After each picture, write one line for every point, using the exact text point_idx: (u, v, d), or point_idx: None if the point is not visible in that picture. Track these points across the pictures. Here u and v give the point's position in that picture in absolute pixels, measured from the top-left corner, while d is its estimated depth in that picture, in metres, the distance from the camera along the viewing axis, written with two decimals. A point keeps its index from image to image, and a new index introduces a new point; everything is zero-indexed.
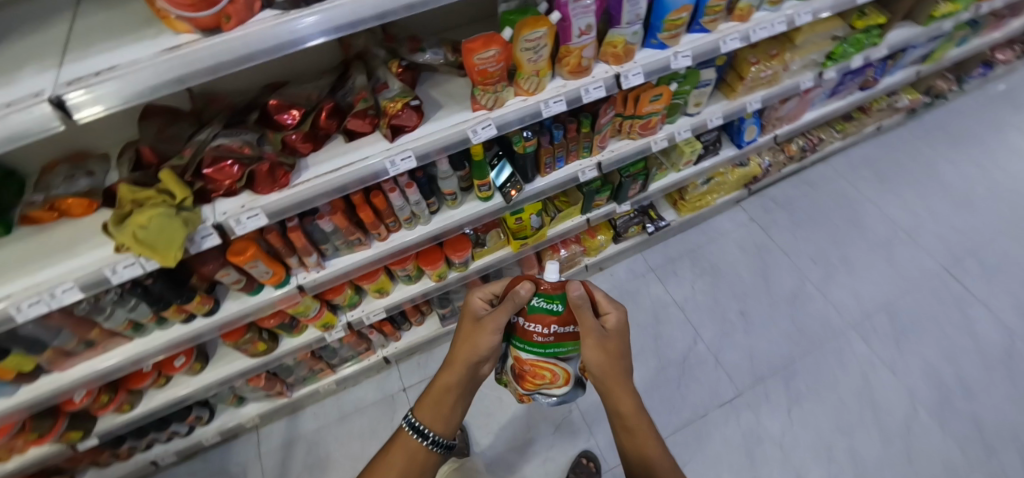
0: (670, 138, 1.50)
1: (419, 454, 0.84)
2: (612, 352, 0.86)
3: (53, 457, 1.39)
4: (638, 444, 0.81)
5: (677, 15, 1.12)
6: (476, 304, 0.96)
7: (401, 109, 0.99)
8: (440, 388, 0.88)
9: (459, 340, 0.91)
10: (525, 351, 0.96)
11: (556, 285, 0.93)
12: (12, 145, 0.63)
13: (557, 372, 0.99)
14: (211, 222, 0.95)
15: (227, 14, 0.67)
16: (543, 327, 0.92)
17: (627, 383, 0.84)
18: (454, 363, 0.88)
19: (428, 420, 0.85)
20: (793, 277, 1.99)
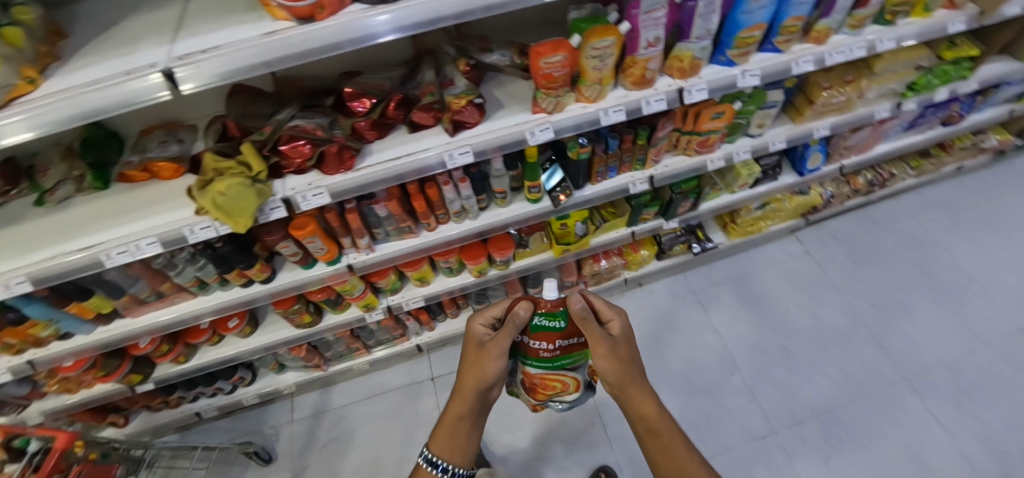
0: (728, 157, 1.46)
1: None
2: (623, 358, 0.84)
3: (117, 395, 1.54)
4: (665, 445, 0.78)
5: (749, 33, 1.10)
6: (477, 330, 0.94)
7: (464, 105, 1.03)
8: (452, 419, 0.86)
9: (464, 369, 0.88)
10: (533, 366, 0.98)
11: (556, 302, 0.91)
12: (130, 107, 0.72)
13: (566, 381, 1.02)
14: (280, 196, 1.02)
15: (322, 5, 0.72)
16: (549, 343, 0.94)
17: (644, 386, 0.81)
18: (461, 393, 0.85)
19: (444, 453, 0.83)
20: (845, 317, 1.89)
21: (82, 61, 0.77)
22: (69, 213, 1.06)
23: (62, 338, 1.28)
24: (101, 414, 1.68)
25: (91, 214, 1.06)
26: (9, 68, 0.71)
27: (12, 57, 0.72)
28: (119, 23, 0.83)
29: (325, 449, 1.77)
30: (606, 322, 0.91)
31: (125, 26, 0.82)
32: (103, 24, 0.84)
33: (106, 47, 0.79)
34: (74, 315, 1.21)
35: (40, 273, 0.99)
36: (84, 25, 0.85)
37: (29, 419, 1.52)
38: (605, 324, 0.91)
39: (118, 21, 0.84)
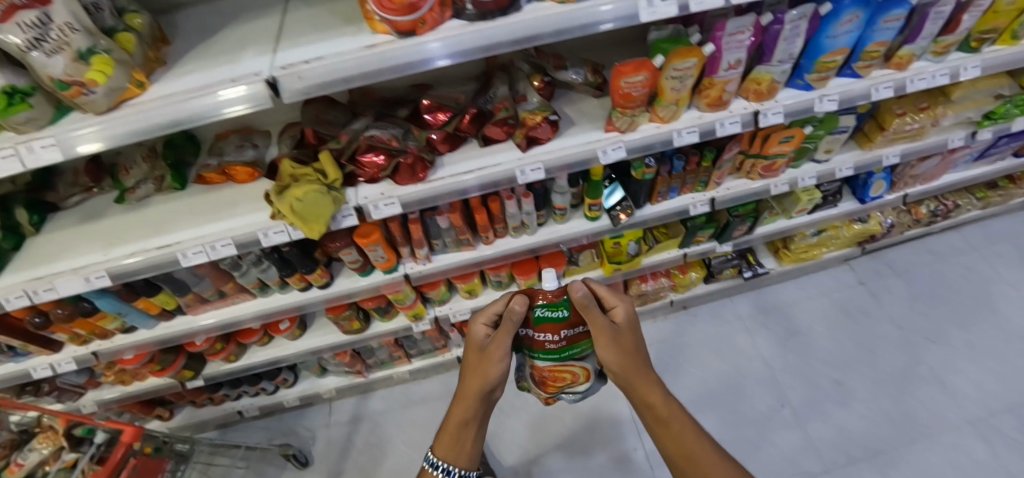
0: (793, 183, 1.42)
1: None
2: (627, 347, 0.79)
3: (167, 389, 1.57)
4: (674, 435, 0.72)
5: (831, 58, 1.07)
6: (478, 332, 0.89)
7: (540, 122, 1.03)
8: (456, 423, 0.82)
9: (465, 373, 0.84)
10: (539, 358, 0.94)
11: (557, 292, 0.87)
12: (233, 113, 0.75)
13: (576, 370, 0.97)
14: (353, 204, 1.03)
15: (424, 20, 0.73)
16: (555, 334, 0.89)
17: (648, 374, 0.75)
18: (464, 397, 0.81)
19: (450, 457, 0.81)
20: (903, 354, 1.79)
21: (187, 67, 0.80)
22: (149, 211, 1.10)
23: (126, 332, 1.32)
24: (149, 406, 1.71)
25: (169, 213, 1.09)
26: (121, 72, 0.74)
27: (126, 62, 0.75)
28: (220, 31, 0.86)
29: (361, 456, 1.75)
30: (610, 311, 0.86)
31: (225, 34, 0.85)
32: (203, 32, 0.88)
33: (209, 54, 0.82)
34: (140, 310, 1.24)
35: (119, 269, 1.02)
36: (185, 32, 0.89)
37: (84, 407, 1.56)
38: (609, 313, 0.86)
39: (218, 29, 0.87)
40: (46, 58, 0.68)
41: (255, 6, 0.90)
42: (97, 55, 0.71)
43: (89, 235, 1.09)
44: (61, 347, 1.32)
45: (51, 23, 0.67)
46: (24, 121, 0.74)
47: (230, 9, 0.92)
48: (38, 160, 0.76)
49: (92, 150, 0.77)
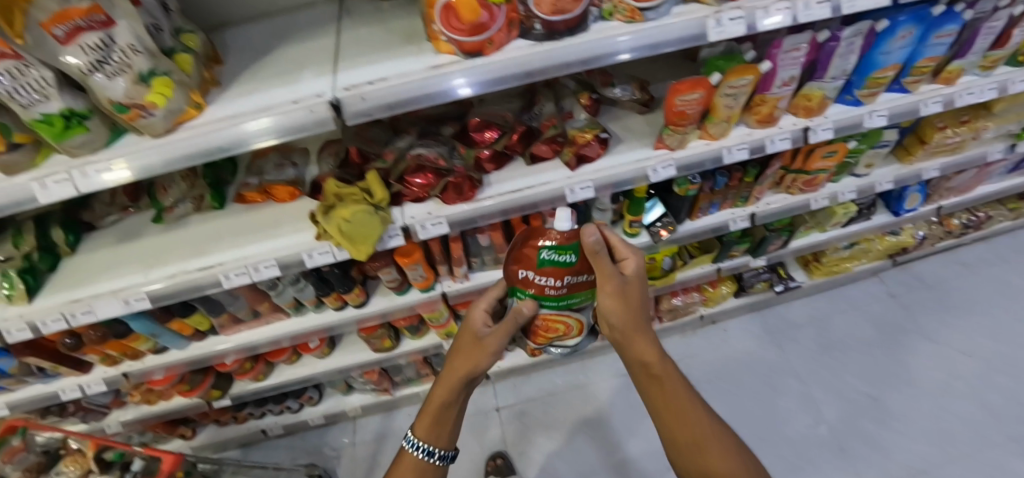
0: (833, 197, 1.40)
1: (425, 468, 0.83)
2: (632, 304, 0.73)
3: (192, 409, 1.54)
4: (665, 393, 0.71)
5: (884, 73, 1.05)
6: (476, 320, 0.90)
7: (590, 140, 1.01)
8: (438, 404, 0.84)
9: (456, 354, 0.86)
10: (534, 305, 0.85)
11: (568, 234, 0.78)
12: (293, 137, 0.73)
13: (570, 321, 0.88)
14: (399, 224, 1.01)
15: (492, 40, 0.72)
16: (558, 281, 0.81)
17: (648, 331, 0.72)
18: (447, 381, 0.82)
19: (429, 435, 0.83)
20: (939, 369, 1.74)
21: (243, 87, 0.79)
22: (189, 232, 1.09)
23: (157, 352, 1.29)
24: (172, 426, 1.68)
25: (210, 234, 1.07)
26: (179, 94, 0.72)
27: (185, 83, 0.73)
28: (274, 50, 0.85)
29: None
30: (621, 261, 0.79)
31: (279, 53, 0.84)
32: (256, 51, 0.86)
33: (265, 74, 0.80)
34: (174, 331, 1.22)
35: (160, 291, 1.00)
36: (236, 51, 0.87)
37: (109, 427, 1.53)
38: (619, 263, 0.79)
39: (272, 49, 0.85)
40: (107, 80, 0.66)
41: (307, 25, 0.89)
42: (158, 77, 0.70)
43: (127, 256, 1.08)
44: (91, 368, 1.29)
45: (114, 45, 0.65)
46: (79, 144, 0.72)
47: (281, 27, 0.91)
48: (92, 184, 0.75)
49: (120, 179, 0.75)
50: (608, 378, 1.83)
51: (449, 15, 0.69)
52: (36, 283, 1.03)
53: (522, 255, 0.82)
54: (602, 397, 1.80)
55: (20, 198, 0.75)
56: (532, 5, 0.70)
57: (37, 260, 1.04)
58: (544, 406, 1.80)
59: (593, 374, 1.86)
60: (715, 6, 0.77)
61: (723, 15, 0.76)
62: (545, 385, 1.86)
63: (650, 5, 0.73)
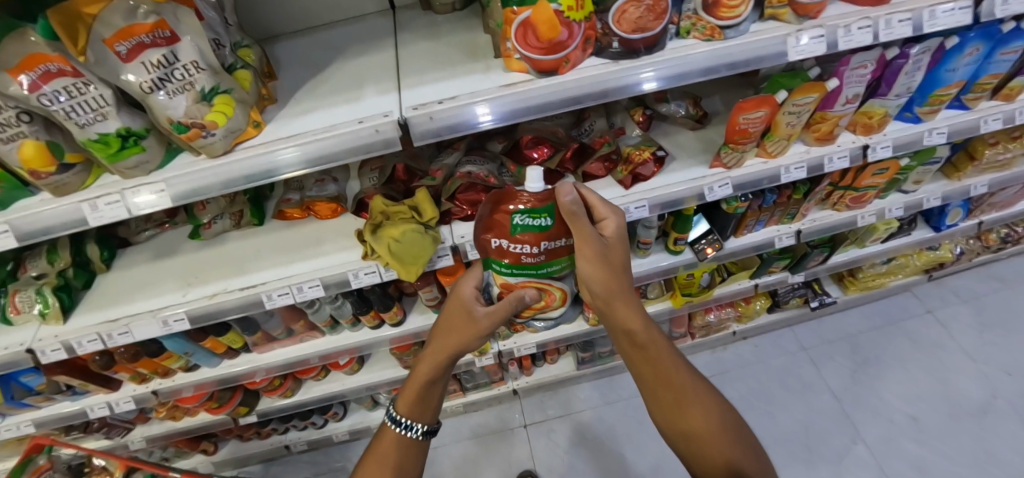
0: (880, 214, 1.35)
1: (409, 446, 0.76)
2: (614, 268, 0.66)
3: (217, 425, 1.50)
4: (651, 360, 0.68)
5: (947, 90, 1.02)
6: (467, 288, 0.73)
7: (647, 158, 0.99)
8: (421, 383, 0.74)
9: (442, 326, 0.74)
10: (509, 275, 0.70)
11: (542, 196, 0.65)
12: (356, 157, 0.71)
13: (551, 292, 0.74)
14: (449, 243, 0.98)
15: (568, 59, 0.69)
16: (535, 247, 0.67)
17: (633, 297, 0.66)
18: (433, 357, 0.73)
19: (412, 413, 0.75)
20: (982, 387, 1.67)
21: (302, 105, 0.77)
22: (229, 248, 1.07)
23: (189, 370, 1.26)
24: (194, 441, 1.64)
25: (251, 251, 1.05)
26: (240, 112, 0.69)
27: (245, 101, 0.70)
28: (328, 67, 0.85)
29: None
30: (598, 223, 0.70)
31: (336, 69, 0.84)
32: (311, 67, 0.85)
33: (324, 92, 0.79)
34: (207, 349, 1.19)
35: (200, 310, 0.97)
36: (289, 65, 0.87)
37: (132, 443, 1.50)
38: (597, 224, 0.71)
39: (327, 65, 0.85)
40: (168, 99, 0.62)
41: (361, 41, 0.90)
42: (219, 95, 0.66)
43: (166, 273, 1.06)
44: (119, 386, 1.27)
45: (177, 62, 0.62)
46: (134, 165, 0.69)
47: (333, 44, 0.91)
48: (140, 206, 0.71)
49: (153, 203, 0.71)
50: (639, 396, 1.78)
51: (527, 33, 0.66)
52: (71, 301, 1.02)
53: (492, 221, 0.68)
54: (633, 415, 1.74)
55: (69, 219, 0.72)
56: (612, 23, 0.68)
57: (72, 276, 1.03)
58: (573, 424, 1.75)
59: (623, 389, 1.81)
60: (796, 24, 0.75)
61: (804, 34, 0.74)
62: (574, 402, 1.81)
63: (731, 23, 0.72)
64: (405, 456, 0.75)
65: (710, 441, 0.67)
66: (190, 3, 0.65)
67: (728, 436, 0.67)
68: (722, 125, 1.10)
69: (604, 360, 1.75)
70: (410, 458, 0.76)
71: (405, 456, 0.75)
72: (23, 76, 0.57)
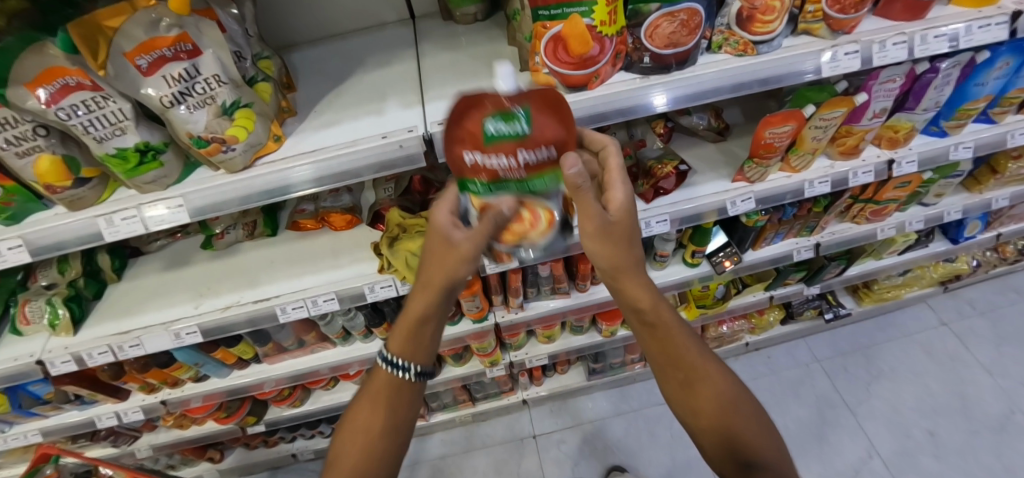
0: (900, 226, 1.31)
1: (402, 389, 0.67)
2: (621, 245, 0.59)
3: (224, 434, 1.48)
4: (660, 339, 0.64)
5: (975, 105, 0.98)
6: (443, 214, 0.61)
7: (669, 172, 0.97)
8: (412, 319, 0.65)
9: (426, 258, 0.63)
10: (487, 196, 0.54)
11: (512, 95, 0.50)
12: (380, 173, 0.70)
13: (540, 217, 0.55)
14: None
15: (597, 74, 0.68)
16: (513, 159, 0.51)
17: (641, 276, 0.61)
18: (421, 290, 0.62)
19: (405, 352, 0.66)
20: (1000, 401, 1.64)
21: (324, 118, 0.76)
22: (241, 259, 1.06)
23: (198, 381, 1.25)
24: (201, 449, 1.63)
25: (265, 262, 1.04)
26: (261, 126, 0.68)
27: (265, 114, 0.69)
28: (348, 79, 0.84)
29: None
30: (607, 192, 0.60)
31: (355, 81, 0.83)
32: (330, 78, 0.84)
33: (345, 105, 0.78)
34: (217, 360, 1.18)
35: (212, 324, 0.96)
36: (307, 75, 0.86)
37: (139, 451, 1.48)
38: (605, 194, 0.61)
39: (346, 76, 0.84)
40: (189, 113, 0.61)
41: (379, 52, 0.89)
42: (240, 109, 0.65)
43: (179, 283, 1.05)
44: (127, 396, 1.26)
45: (198, 76, 0.60)
46: (151, 180, 0.67)
47: (350, 54, 0.90)
48: (158, 221, 0.70)
49: (171, 220, 0.70)
50: (650, 407, 1.76)
51: (557, 47, 0.65)
52: (82, 312, 1.00)
53: (461, 132, 0.51)
54: (644, 426, 1.72)
55: (84, 234, 0.70)
56: (644, 37, 0.67)
57: (83, 285, 1.01)
58: (584, 435, 1.73)
59: (634, 399, 1.79)
60: (831, 40, 0.73)
61: (839, 50, 0.73)
62: (585, 412, 1.78)
63: (764, 38, 0.71)
64: (396, 400, 0.67)
65: (724, 421, 0.63)
66: (212, 15, 0.63)
67: (740, 418, 0.63)
68: (743, 137, 1.09)
69: (615, 370, 1.73)
70: (402, 402, 0.67)
71: (398, 400, 0.67)
72: (41, 90, 0.55)
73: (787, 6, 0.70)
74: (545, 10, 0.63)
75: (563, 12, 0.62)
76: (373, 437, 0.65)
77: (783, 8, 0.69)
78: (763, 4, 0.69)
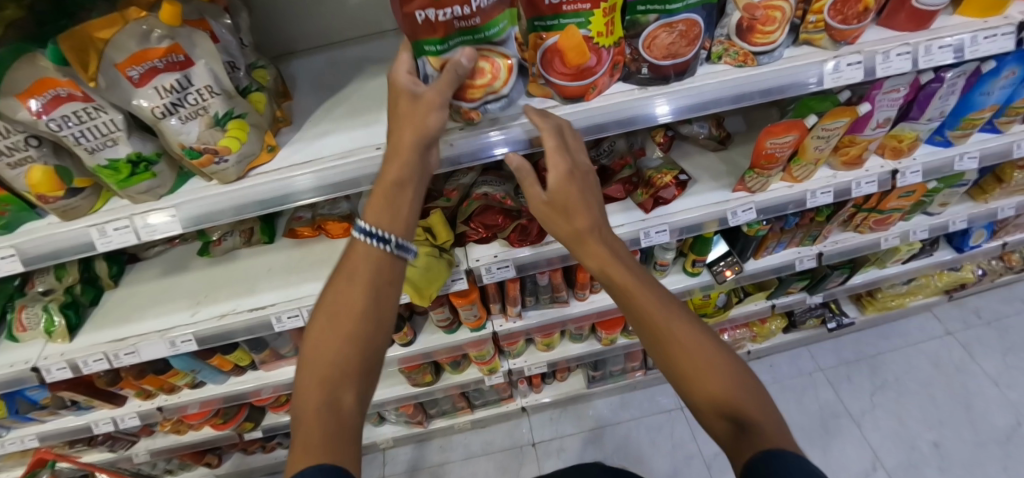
0: (904, 236, 1.29)
1: (383, 267, 0.56)
2: (566, 210, 0.61)
3: (222, 439, 1.48)
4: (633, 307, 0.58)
5: (980, 115, 0.96)
6: (401, 74, 0.59)
7: (669, 182, 0.96)
8: (388, 182, 0.58)
9: (393, 120, 0.59)
10: (446, 52, 0.57)
11: None
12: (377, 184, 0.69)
13: (499, 65, 0.61)
14: (463, 267, 0.96)
15: (595, 85, 0.67)
16: (466, 9, 0.54)
17: (591, 239, 0.60)
18: (394, 149, 0.57)
19: (384, 220, 0.56)
20: (1007, 413, 1.62)
21: (319, 127, 0.75)
22: (238, 266, 1.05)
23: (194, 387, 1.25)
24: (199, 454, 1.62)
25: (261, 269, 1.04)
26: (254, 137, 0.67)
27: (259, 125, 0.68)
28: (344, 87, 0.83)
29: None
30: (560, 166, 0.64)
31: (353, 90, 0.82)
32: (327, 86, 0.84)
33: (342, 114, 0.77)
34: (214, 366, 1.18)
35: (208, 332, 0.96)
36: (304, 83, 0.85)
37: (136, 456, 1.47)
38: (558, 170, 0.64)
39: (343, 84, 0.84)
40: (181, 124, 0.60)
41: (377, 60, 0.88)
42: (233, 120, 0.64)
43: (174, 290, 1.04)
44: (124, 402, 1.26)
45: (190, 87, 0.59)
46: (145, 190, 0.67)
47: (347, 62, 0.89)
48: (152, 232, 0.69)
49: (165, 231, 0.69)
50: (650, 416, 1.74)
51: (553, 58, 0.64)
52: (78, 318, 1.00)
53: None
54: (644, 435, 1.70)
55: (77, 245, 0.70)
56: (642, 48, 0.66)
57: (80, 292, 1.01)
58: (584, 443, 1.71)
59: (634, 408, 1.77)
60: (833, 50, 0.72)
61: (842, 60, 0.71)
62: (584, 420, 1.77)
63: (765, 49, 0.70)
64: (381, 278, 0.56)
65: (694, 385, 0.51)
66: (206, 26, 0.62)
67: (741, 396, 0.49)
68: (745, 146, 1.08)
69: (615, 378, 1.72)
70: (385, 280, 0.56)
71: (381, 277, 0.56)
72: (32, 101, 0.55)
73: (789, 16, 0.68)
74: (540, 21, 0.61)
75: (559, 22, 0.60)
76: (357, 322, 0.52)
77: (784, 18, 0.68)
78: (764, 14, 0.67)
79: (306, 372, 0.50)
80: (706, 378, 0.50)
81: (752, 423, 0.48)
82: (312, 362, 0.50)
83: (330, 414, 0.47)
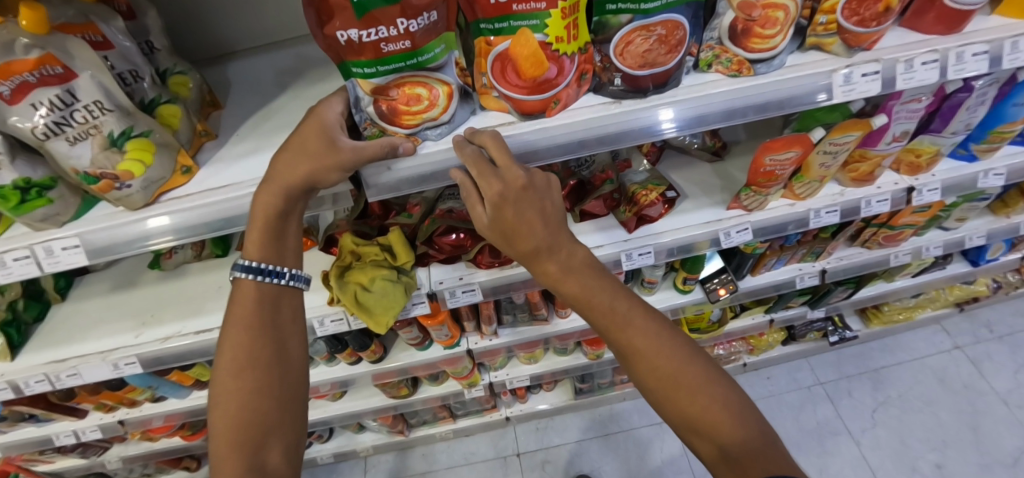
0: (916, 252, 1.18)
1: (282, 299, 0.65)
2: (514, 235, 0.51)
3: (195, 448, 1.44)
4: (608, 329, 0.53)
5: (1010, 127, 0.84)
6: (332, 113, 0.57)
7: (655, 199, 0.85)
8: (270, 215, 0.58)
9: (288, 149, 0.57)
10: (376, 76, 0.50)
11: None
12: (325, 207, 0.67)
13: (437, 92, 0.54)
14: (425, 290, 0.88)
15: (557, 98, 0.57)
16: (393, 30, 0.46)
17: (549, 262, 0.52)
18: (279, 180, 0.56)
19: (263, 258, 0.61)
20: (1018, 436, 1.52)
21: (245, 144, 0.67)
22: (188, 280, 0.99)
23: (156, 401, 1.20)
24: (174, 459, 1.59)
25: (213, 286, 0.97)
26: (162, 158, 0.59)
27: (169, 144, 0.59)
28: (283, 95, 0.75)
29: None
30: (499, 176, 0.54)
31: (292, 98, 0.74)
32: (263, 94, 0.76)
33: (275, 128, 0.69)
34: (174, 381, 1.12)
35: (152, 356, 0.89)
36: (239, 90, 0.77)
37: (109, 462, 1.43)
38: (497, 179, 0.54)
39: (282, 91, 0.76)
40: (70, 147, 0.51)
41: (323, 63, 0.80)
42: (134, 139, 0.55)
43: (120, 307, 0.96)
44: (85, 414, 1.20)
45: (76, 103, 0.50)
46: (42, 218, 0.59)
47: (290, 65, 0.81)
48: (57, 263, 0.61)
49: (71, 263, 0.61)
50: (638, 429, 1.67)
51: (505, 68, 0.54)
52: (21, 337, 0.93)
53: (326, 6, 0.44)
54: (634, 449, 1.63)
55: None
56: (614, 55, 0.56)
57: (22, 308, 0.93)
58: (570, 455, 1.64)
59: (625, 420, 1.69)
60: (846, 57, 0.61)
61: (856, 70, 0.60)
62: (570, 431, 1.70)
63: (763, 56, 0.59)
64: (279, 319, 0.64)
65: (668, 403, 0.51)
66: (93, 30, 0.54)
67: (723, 414, 0.48)
68: (741, 157, 0.98)
69: (603, 388, 1.65)
70: (282, 319, 0.64)
71: (276, 313, 0.64)
72: None
73: (793, 17, 0.58)
74: (486, 23, 0.51)
75: (509, 25, 0.50)
76: (266, 371, 0.59)
77: (787, 20, 0.57)
78: (762, 14, 0.56)
79: (225, 429, 0.56)
80: (688, 406, 0.49)
81: (728, 443, 0.47)
82: (227, 423, 0.56)
83: (253, 469, 0.54)
